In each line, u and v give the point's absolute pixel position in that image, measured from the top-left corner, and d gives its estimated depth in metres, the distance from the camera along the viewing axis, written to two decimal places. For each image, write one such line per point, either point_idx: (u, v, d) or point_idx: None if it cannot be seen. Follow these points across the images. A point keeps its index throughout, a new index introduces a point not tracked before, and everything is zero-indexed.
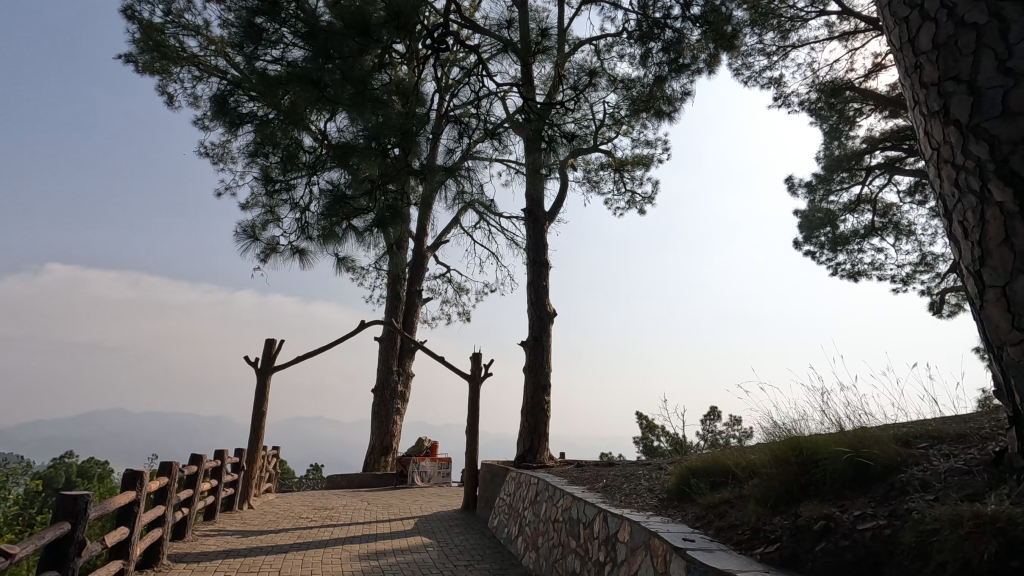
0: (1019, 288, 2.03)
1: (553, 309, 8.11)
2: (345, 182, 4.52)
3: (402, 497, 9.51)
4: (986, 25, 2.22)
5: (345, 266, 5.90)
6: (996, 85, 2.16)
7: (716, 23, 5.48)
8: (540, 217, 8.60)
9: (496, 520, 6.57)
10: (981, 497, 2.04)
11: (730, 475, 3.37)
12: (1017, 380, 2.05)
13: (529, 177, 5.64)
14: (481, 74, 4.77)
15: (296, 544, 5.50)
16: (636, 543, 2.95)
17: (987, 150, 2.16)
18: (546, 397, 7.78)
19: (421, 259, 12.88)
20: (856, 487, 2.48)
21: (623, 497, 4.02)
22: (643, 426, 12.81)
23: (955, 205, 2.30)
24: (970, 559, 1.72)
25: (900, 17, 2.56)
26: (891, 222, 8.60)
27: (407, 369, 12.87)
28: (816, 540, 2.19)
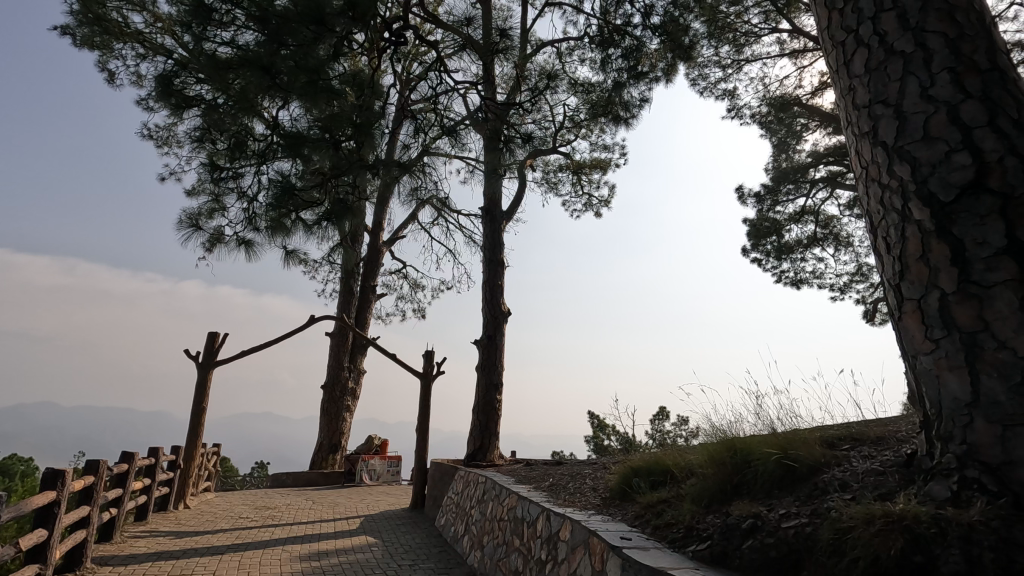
0: (931, 301, 2.18)
1: (507, 308, 8.14)
2: (295, 174, 4.39)
3: (349, 496, 9.33)
4: (913, 54, 2.38)
5: (294, 261, 5.73)
6: (919, 111, 2.32)
7: (674, 33, 5.64)
8: (497, 216, 8.62)
9: (443, 519, 6.53)
10: (892, 496, 2.17)
11: (670, 475, 3.48)
12: (928, 387, 2.19)
13: (486, 176, 5.64)
14: (441, 70, 4.73)
15: (233, 546, 5.30)
16: (576, 541, 3.00)
17: (909, 172, 2.30)
18: (497, 396, 7.80)
19: (376, 255, 12.66)
20: (784, 487, 2.59)
21: (567, 497, 4.07)
22: (595, 425, 13.05)
23: (880, 222, 2.45)
24: (879, 554, 1.81)
25: (836, 40, 2.70)
26: (832, 234, 9.05)
27: (358, 365, 12.64)
28: (743, 538, 2.29)
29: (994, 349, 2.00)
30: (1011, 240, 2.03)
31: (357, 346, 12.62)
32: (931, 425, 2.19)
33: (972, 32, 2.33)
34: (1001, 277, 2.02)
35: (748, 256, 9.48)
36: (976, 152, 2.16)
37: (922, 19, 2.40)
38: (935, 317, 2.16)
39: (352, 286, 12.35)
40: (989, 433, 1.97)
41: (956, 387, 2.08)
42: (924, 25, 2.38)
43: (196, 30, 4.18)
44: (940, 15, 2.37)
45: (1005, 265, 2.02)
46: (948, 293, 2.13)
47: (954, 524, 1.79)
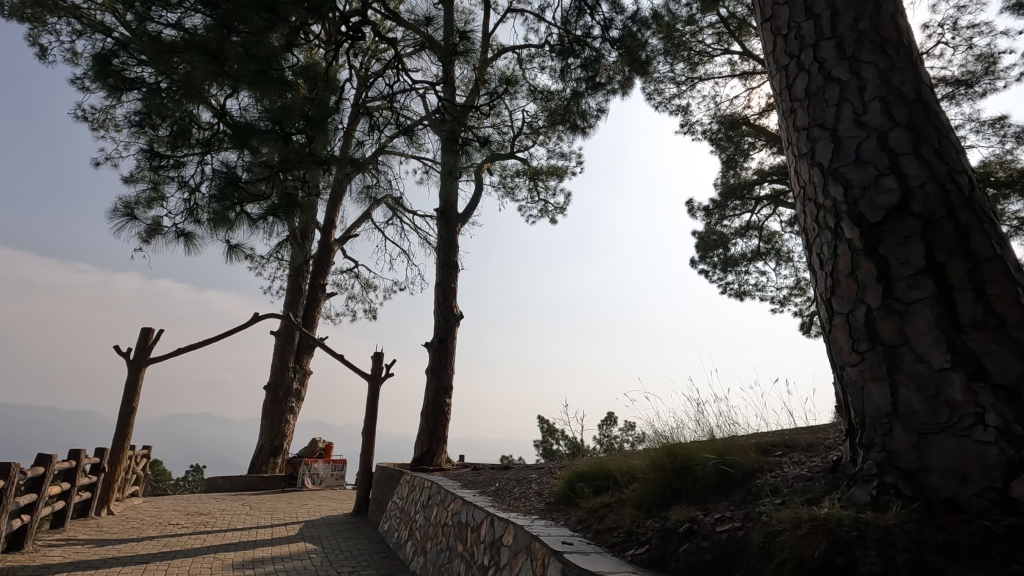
0: (858, 316, 2.31)
1: (460, 312, 8.10)
2: (242, 166, 4.22)
3: (289, 501, 9.00)
4: (848, 82, 2.53)
5: (237, 255, 5.50)
6: (852, 135, 2.46)
7: (631, 47, 5.77)
8: (453, 219, 8.57)
9: (386, 524, 6.41)
10: (819, 501, 2.27)
11: (613, 480, 3.54)
12: (853, 397, 2.31)
13: (443, 178, 5.60)
14: (399, 69, 4.67)
15: (160, 554, 5.01)
16: (519, 545, 3.00)
17: (842, 193, 2.44)
18: (447, 399, 7.73)
19: (327, 253, 12.34)
20: (720, 491, 2.67)
21: (513, 502, 4.07)
22: (544, 430, 13.15)
23: (815, 239, 2.58)
24: (804, 557, 1.88)
25: (780, 64, 2.84)
26: (774, 249, 9.47)
27: (304, 366, 12.26)
28: (680, 542, 2.34)
29: (913, 362, 2.12)
30: (930, 260, 2.16)
31: (304, 346, 12.24)
32: (855, 433, 2.30)
33: (901, 66, 2.49)
34: (921, 294, 2.15)
35: (696, 267, 9.79)
36: (900, 177, 2.30)
37: (858, 50, 2.55)
38: (862, 330, 2.29)
39: (301, 284, 11.96)
40: (906, 441, 2.07)
41: (879, 398, 2.19)
42: (858, 55, 2.54)
43: (140, 9, 3.96)
44: (873, 47, 2.53)
45: (924, 283, 2.15)
46: (873, 309, 2.25)
47: (873, 527, 1.88)
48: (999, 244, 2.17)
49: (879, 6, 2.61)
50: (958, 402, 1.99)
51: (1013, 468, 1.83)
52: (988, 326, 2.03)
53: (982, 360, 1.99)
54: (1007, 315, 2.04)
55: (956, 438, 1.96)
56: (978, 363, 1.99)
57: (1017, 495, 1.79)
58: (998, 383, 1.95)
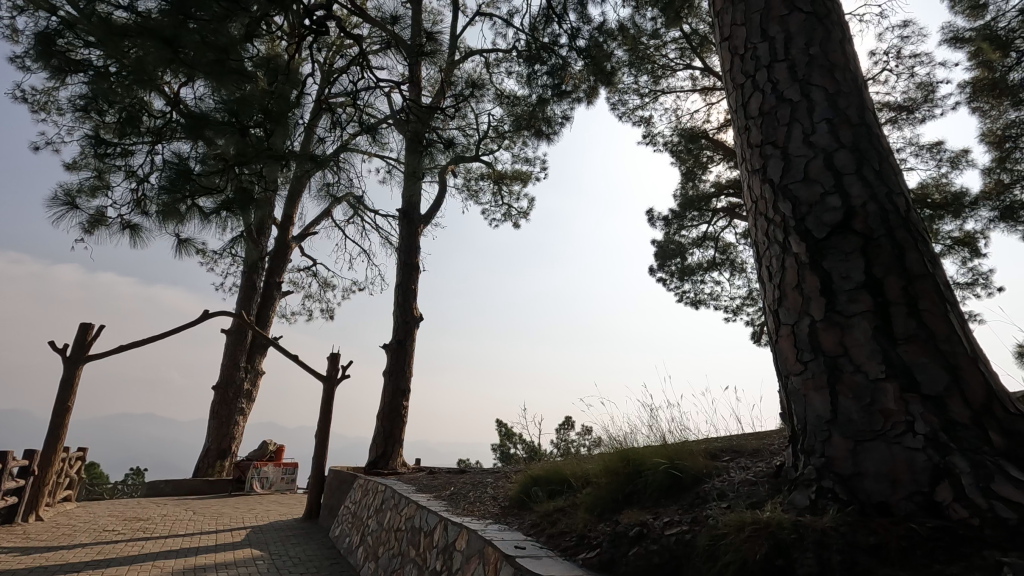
0: (803, 327, 2.41)
1: (419, 314, 8.03)
2: (196, 158, 4.07)
3: (236, 506, 8.69)
4: (798, 103, 2.65)
5: (187, 249, 5.29)
6: (802, 154, 2.57)
7: (597, 57, 5.88)
8: (415, 219, 8.49)
9: (338, 529, 6.27)
10: (762, 504, 2.35)
11: (567, 484, 3.57)
12: (796, 404, 2.41)
13: (406, 178, 5.56)
14: (364, 65, 4.60)
15: (93, 562, 4.75)
16: (472, 550, 2.99)
17: (791, 209, 2.55)
18: (404, 402, 7.64)
19: (283, 250, 12.01)
20: (670, 495, 2.74)
21: (467, 506, 4.05)
22: (502, 433, 13.16)
23: (765, 252, 2.68)
24: (746, 559, 1.94)
25: (737, 83, 2.95)
26: (729, 260, 9.79)
27: (256, 366, 11.87)
28: (630, 545, 2.39)
29: (851, 372, 2.22)
30: (869, 276, 2.28)
31: (257, 345, 11.86)
32: (797, 439, 2.39)
33: (847, 90, 2.62)
34: (860, 308, 2.26)
35: (654, 275, 10.01)
36: (844, 196, 2.42)
37: (808, 73, 2.67)
38: (806, 340, 2.39)
39: (255, 281, 11.57)
40: (844, 448, 2.17)
41: (820, 406, 2.29)
42: (808, 79, 2.66)
43: None
44: (822, 71, 2.66)
45: (864, 298, 2.26)
46: (817, 320, 2.36)
47: (811, 529, 1.95)
48: (930, 262, 2.31)
49: (829, 33, 2.74)
50: (890, 410, 2.10)
51: (939, 473, 1.94)
52: (919, 339, 2.15)
53: (913, 371, 2.11)
54: (936, 330, 2.17)
55: (889, 445, 2.06)
56: (910, 374, 2.11)
57: (941, 499, 1.89)
58: (927, 393, 2.07)
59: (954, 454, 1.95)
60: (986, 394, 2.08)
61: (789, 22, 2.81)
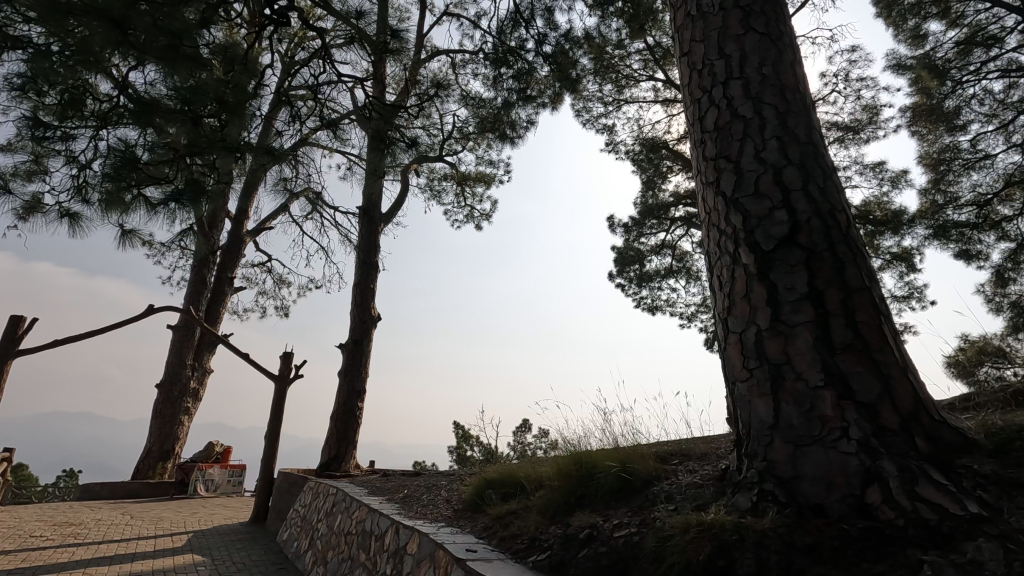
0: (750, 335, 2.50)
1: (378, 314, 7.91)
2: (143, 145, 3.89)
3: (178, 509, 8.33)
4: (751, 120, 2.75)
5: (131, 241, 5.05)
6: (752, 168, 2.67)
7: (562, 63, 5.95)
8: (375, 218, 8.37)
9: (286, 533, 6.10)
10: (707, 506, 2.42)
11: (521, 487, 3.59)
12: (741, 410, 2.50)
13: (368, 176, 5.47)
14: (327, 59, 4.52)
15: (16, 570, 4.46)
16: (423, 554, 2.97)
17: (741, 222, 2.64)
18: (359, 403, 7.50)
19: (237, 244, 11.62)
20: (621, 498, 2.79)
21: (420, 509, 4.02)
22: (459, 436, 13.10)
23: (716, 262, 2.77)
24: (690, 560, 1.99)
25: (694, 97, 3.04)
26: (685, 268, 10.05)
27: (205, 364, 11.43)
28: (579, 547, 2.42)
29: (793, 380, 2.32)
30: (811, 288, 2.39)
31: (205, 342, 11.41)
32: (742, 443, 2.48)
33: (796, 110, 2.75)
34: (802, 318, 2.37)
35: (613, 281, 10.17)
36: (791, 212, 2.53)
37: (760, 92, 2.79)
38: (752, 348, 2.48)
39: (205, 276, 11.21)
40: (784, 452, 2.26)
41: (764, 412, 2.38)
42: (761, 97, 2.77)
43: None
44: (774, 91, 2.78)
45: (806, 308, 2.37)
46: (763, 329, 2.45)
47: (751, 530, 2.02)
48: (867, 276, 2.44)
49: (781, 54, 2.87)
50: (827, 416, 2.20)
51: (869, 476, 2.04)
52: (856, 349, 2.27)
53: (849, 380, 2.22)
54: (870, 340, 2.30)
55: (825, 450, 2.16)
56: (845, 382, 2.22)
57: (872, 501, 1.99)
58: (862, 401, 2.19)
59: (883, 459, 2.06)
60: (914, 402, 2.21)
61: (744, 42, 2.92)
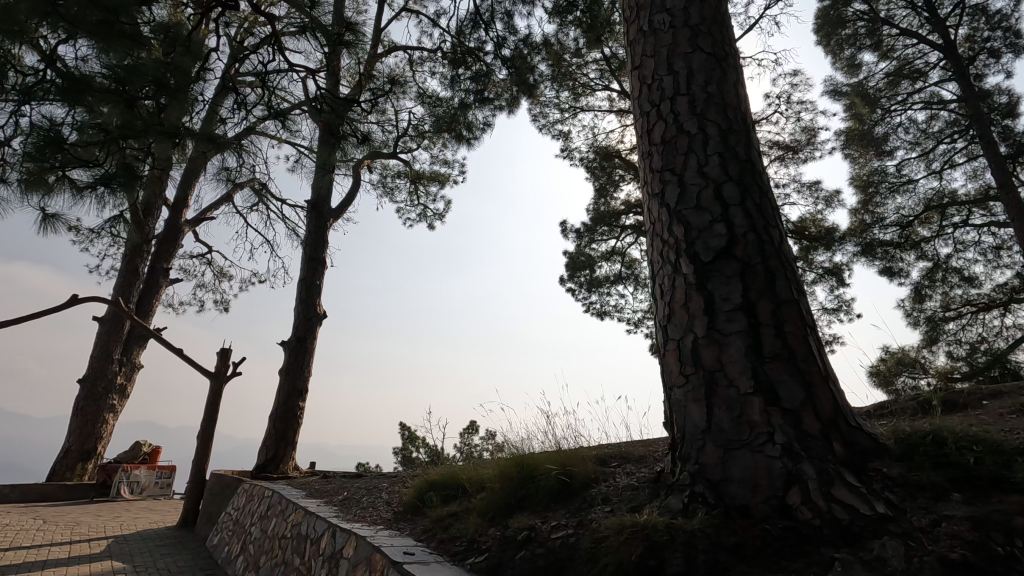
0: (687, 342, 2.60)
1: (323, 311, 7.70)
2: (71, 125, 3.61)
3: (97, 513, 7.81)
4: (695, 135, 2.86)
5: (54, 225, 4.71)
6: (695, 182, 2.78)
7: (520, 68, 5.99)
8: (325, 213, 8.15)
9: (216, 538, 5.83)
10: (642, 507, 2.50)
11: (462, 489, 3.58)
12: (677, 414, 2.59)
13: (318, 170, 5.32)
14: (278, 47, 4.37)
15: None
16: (359, 558, 2.91)
17: (683, 233, 2.74)
18: (301, 403, 7.28)
19: (174, 233, 11.04)
20: (559, 500, 2.83)
21: (358, 512, 3.93)
22: (405, 437, 12.93)
23: (658, 271, 2.86)
24: (624, 560, 2.05)
25: (643, 110, 3.14)
26: (634, 275, 10.30)
27: (134, 359, 10.79)
28: (517, 549, 2.44)
29: (725, 386, 2.43)
30: (745, 299, 2.51)
31: (135, 336, 10.78)
32: (677, 447, 2.57)
33: (737, 129, 2.87)
34: (736, 327, 2.48)
35: (564, 285, 10.31)
36: (729, 225, 2.64)
37: (705, 109, 2.90)
38: (688, 355, 2.58)
39: (139, 267, 10.42)
40: (715, 455, 2.36)
41: (697, 416, 2.48)
42: (705, 114, 2.89)
43: None
44: (717, 109, 2.90)
45: (739, 318, 2.49)
46: (699, 337, 2.55)
47: (681, 531, 2.09)
48: (796, 290, 2.58)
49: (725, 75, 3.00)
50: (755, 422, 2.31)
51: (791, 479, 2.16)
52: (783, 358, 2.40)
53: (776, 387, 2.35)
54: (797, 349, 2.43)
55: (752, 453, 2.27)
56: (773, 390, 2.34)
57: (792, 501, 2.11)
58: (786, 407, 2.31)
59: (804, 462, 2.18)
60: (833, 409, 2.36)
61: (691, 60, 3.04)
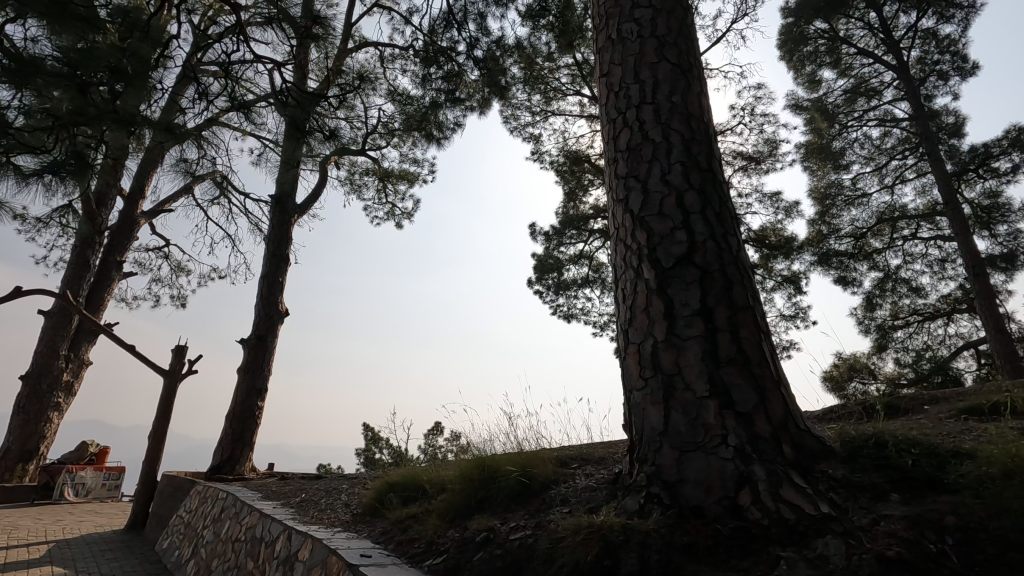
0: (647, 346, 2.65)
1: (286, 309, 7.54)
2: (17, 108, 3.39)
3: (38, 517, 7.44)
4: (659, 143, 2.93)
5: None
6: (658, 189, 2.84)
7: (493, 70, 6.01)
8: (289, 209, 7.97)
9: (166, 542, 5.63)
10: (599, 508, 2.53)
11: (422, 490, 3.56)
12: (636, 417, 2.63)
13: (283, 165, 5.20)
14: (243, 37, 4.26)
15: None
16: (314, 561, 2.86)
17: (645, 238, 2.80)
18: (259, 403, 7.10)
19: (129, 225, 10.62)
20: (520, 501, 2.85)
21: (315, 514, 3.87)
22: (368, 438, 12.76)
23: (621, 275, 2.91)
24: (579, 560, 2.07)
25: (610, 117, 3.19)
26: (600, 279, 10.42)
27: (83, 355, 10.33)
28: (476, 550, 2.44)
29: (682, 390, 2.49)
30: (704, 304, 2.58)
31: (85, 331, 10.32)
32: (635, 448, 2.61)
33: (699, 138, 2.95)
34: (694, 332, 2.54)
35: (532, 287, 10.35)
36: (689, 232, 2.71)
37: (669, 118, 2.97)
38: (648, 359, 2.63)
39: (90, 259, 10.04)
40: (671, 457, 2.41)
41: (655, 419, 2.53)
42: (669, 123, 2.95)
43: None
44: (681, 118, 2.97)
45: (697, 323, 2.55)
46: (659, 341, 2.61)
47: (636, 531, 2.13)
48: (752, 297, 2.66)
49: (689, 85, 3.07)
50: (711, 424, 2.38)
51: (742, 480, 2.22)
52: (737, 363, 2.47)
53: (730, 391, 2.42)
54: (751, 355, 2.51)
55: (707, 455, 2.33)
56: (727, 394, 2.41)
57: (743, 502, 2.17)
58: (740, 411, 2.38)
59: (755, 464, 2.25)
60: (784, 413, 2.44)
61: (657, 70, 3.11)
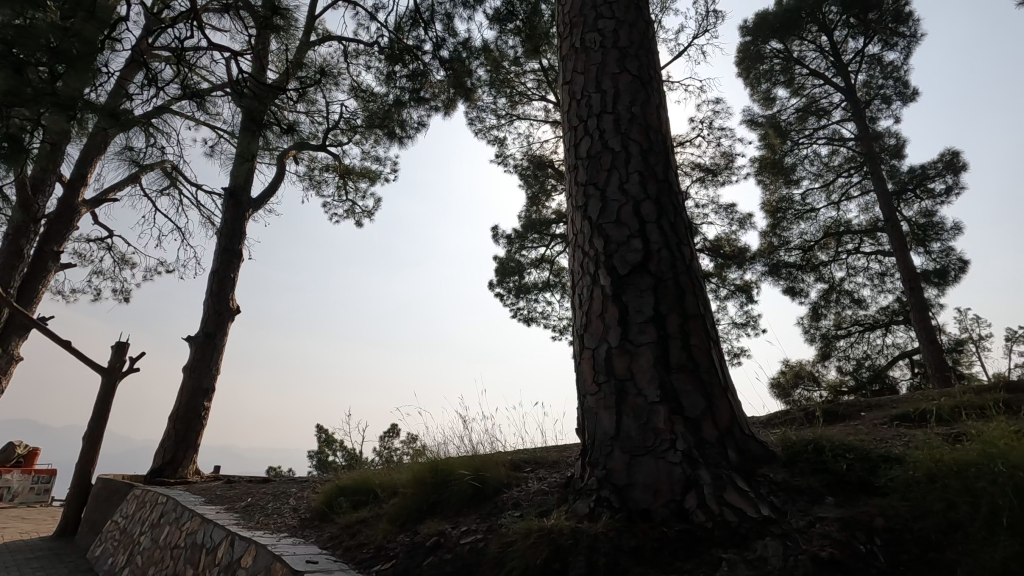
0: (602, 351, 2.69)
1: (237, 306, 7.29)
2: None
3: None
4: (618, 152, 2.98)
5: None
6: (616, 197, 2.89)
7: (458, 72, 5.98)
8: (243, 203, 7.71)
9: (99, 549, 5.34)
10: (550, 511, 2.55)
11: (374, 494, 3.50)
12: (589, 421, 2.67)
13: (237, 157, 5.03)
14: (198, 23, 4.11)
15: None
16: (257, 567, 2.77)
17: (602, 245, 2.84)
18: (206, 403, 6.83)
19: (68, 213, 10.04)
20: (472, 504, 2.84)
21: (262, 519, 3.74)
22: (321, 439, 12.46)
23: (578, 280, 2.95)
24: (528, 564, 2.08)
25: (572, 124, 3.23)
26: (561, 283, 10.52)
27: (12, 350, 9.69)
28: (425, 555, 2.42)
29: (634, 395, 2.53)
30: (657, 311, 2.64)
31: (15, 325, 9.69)
32: (587, 452, 2.64)
33: (657, 149, 3.02)
34: (647, 338, 2.60)
35: (492, 290, 10.34)
36: (645, 241, 2.77)
37: (628, 128, 3.03)
38: (602, 363, 2.67)
39: (23, 248, 9.44)
40: (622, 461, 2.45)
41: (607, 423, 2.57)
42: (628, 133, 3.02)
43: None
44: (639, 129, 3.03)
45: (650, 330, 2.61)
46: (613, 346, 2.65)
47: (585, 534, 2.16)
48: (703, 305, 2.74)
49: (648, 97, 3.14)
50: (660, 428, 2.43)
51: (689, 483, 2.28)
52: (687, 369, 2.54)
53: (680, 396, 2.48)
54: (700, 361, 2.58)
55: (655, 459, 2.38)
56: (676, 399, 2.47)
57: (689, 505, 2.23)
58: (688, 416, 2.45)
59: (701, 468, 2.32)
60: (730, 419, 2.52)
61: (618, 80, 3.16)
